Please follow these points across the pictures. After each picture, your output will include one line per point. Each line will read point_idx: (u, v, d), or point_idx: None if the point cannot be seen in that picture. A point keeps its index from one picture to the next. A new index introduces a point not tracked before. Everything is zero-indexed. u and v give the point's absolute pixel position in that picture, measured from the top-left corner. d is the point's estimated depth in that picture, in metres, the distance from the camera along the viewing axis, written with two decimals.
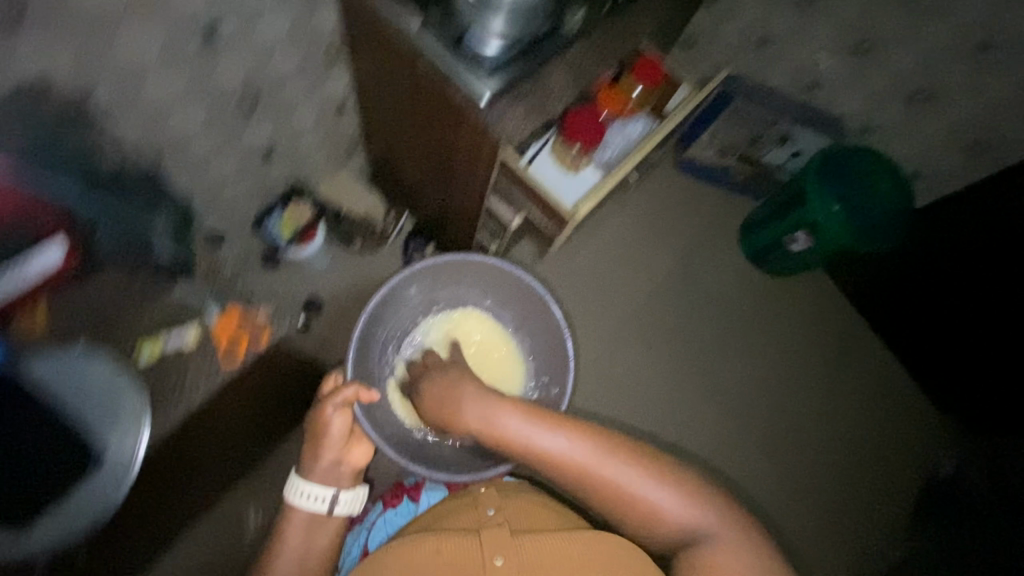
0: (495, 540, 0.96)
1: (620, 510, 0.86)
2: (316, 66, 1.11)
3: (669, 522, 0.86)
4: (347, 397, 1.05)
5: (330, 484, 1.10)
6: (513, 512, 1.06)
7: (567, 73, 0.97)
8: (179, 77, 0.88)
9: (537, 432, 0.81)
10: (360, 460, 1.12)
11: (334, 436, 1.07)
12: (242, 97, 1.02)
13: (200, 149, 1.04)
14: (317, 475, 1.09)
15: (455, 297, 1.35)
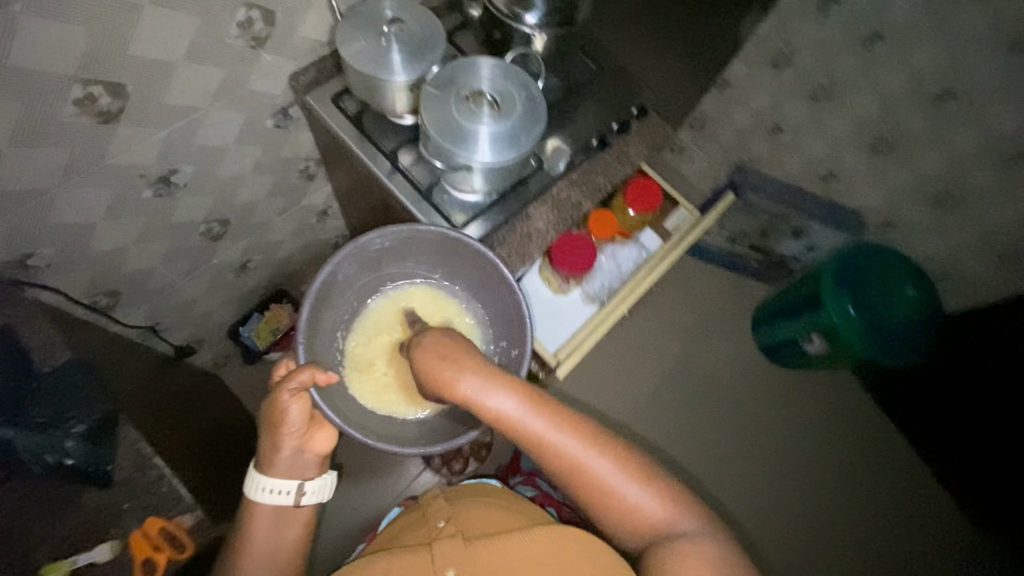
0: (449, 545, 0.73)
1: (582, 491, 0.65)
2: (292, 184, 1.05)
3: (637, 524, 0.66)
4: (300, 383, 0.68)
5: (296, 474, 0.77)
6: (467, 511, 0.82)
7: (551, 210, 0.90)
8: (135, 224, 0.83)
9: (492, 385, 0.61)
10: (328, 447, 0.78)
11: (292, 429, 0.72)
12: (209, 225, 0.97)
13: (164, 279, 0.98)
14: (281, 470, 0.76)
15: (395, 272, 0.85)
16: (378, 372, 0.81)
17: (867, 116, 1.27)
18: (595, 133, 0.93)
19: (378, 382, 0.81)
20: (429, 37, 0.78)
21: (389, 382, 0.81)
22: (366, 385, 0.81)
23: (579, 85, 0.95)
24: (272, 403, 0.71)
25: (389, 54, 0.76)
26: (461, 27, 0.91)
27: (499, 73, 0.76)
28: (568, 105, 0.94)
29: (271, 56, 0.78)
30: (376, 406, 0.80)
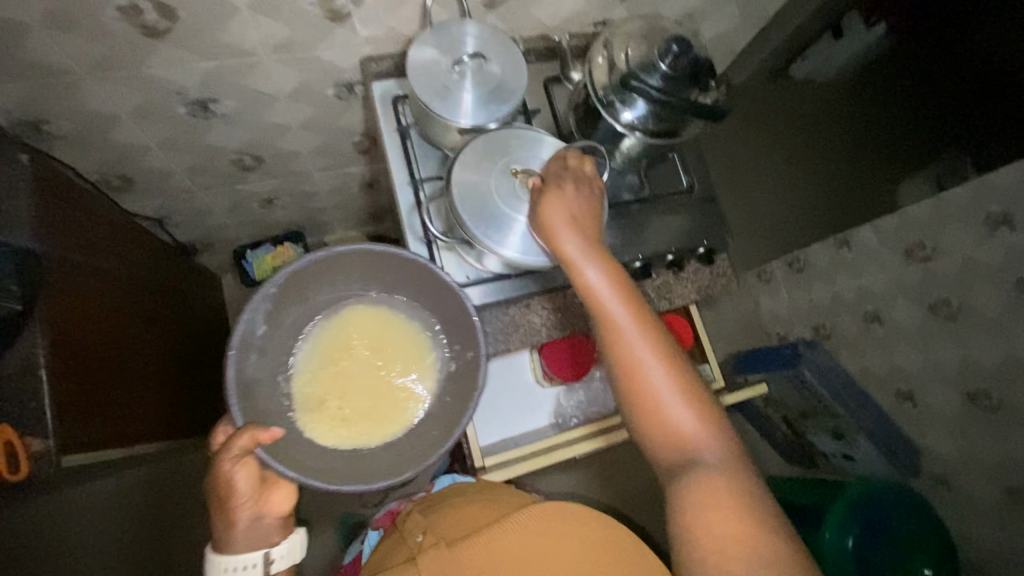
0: (433, 555, 0.67)
1: (624, 382, 0.57)
2: (340, 151, 1.01)
3: (655, 423, 0.55)
4: (241, 446, 0.63)
5: (259, 543, 0.69)
6: (443, 512, 0.76)
7: (552, 312, 0.82)
8: (161, 129, 0.82)
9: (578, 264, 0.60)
10: (290, 508, 0.70)
11: (240, 496, 0.65)
12: (241, 156, 0.94)
13: (183, 184, 0.98)
14: (242, 541, 0.67)
15: (331, 300, 0.77)
16: (329, 401, 0.75)
17: (982, 362, 1.03)
18: (642, 256, 0.81)
19: (331, 417, 0.74)
20: (507, 92, 0.69)
21: (341, 416, 0.75)
22: (315, 420, 0.74)
23: (652, 195, 0.83)
24: (217, 469, 0.65)
25: (456, 92, 0.68)
26: (559, 80, 0.82)
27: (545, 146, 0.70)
28: (633, 211, 0.83)
29: (347, 34, 0.72)
30: (336, 444, 0.73)
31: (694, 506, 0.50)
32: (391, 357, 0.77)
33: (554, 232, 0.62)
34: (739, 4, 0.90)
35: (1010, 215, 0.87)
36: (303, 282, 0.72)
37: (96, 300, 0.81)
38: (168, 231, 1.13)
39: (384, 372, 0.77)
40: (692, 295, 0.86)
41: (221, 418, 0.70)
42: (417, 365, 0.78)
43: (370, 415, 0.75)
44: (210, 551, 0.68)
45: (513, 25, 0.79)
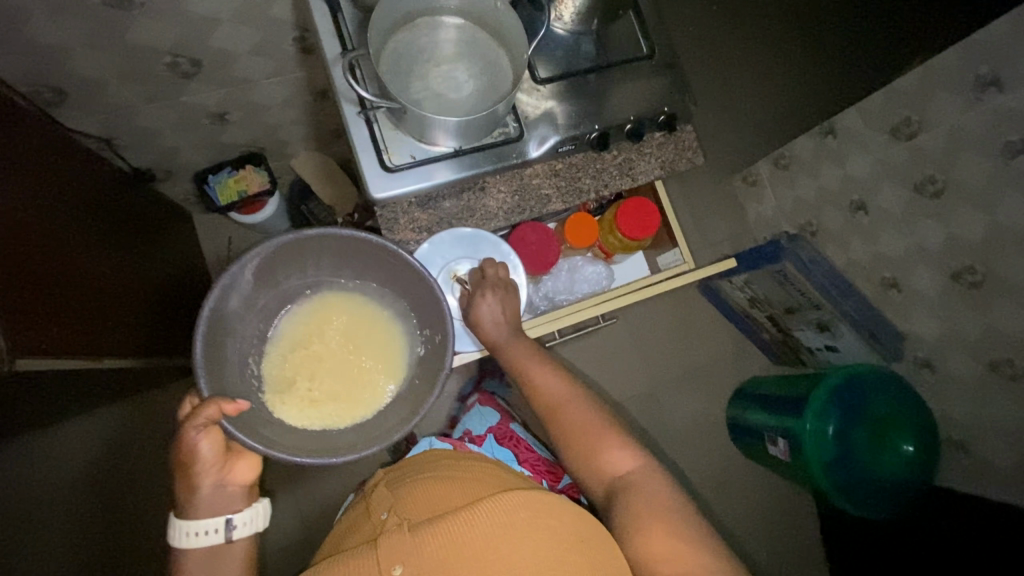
0: (396, 538, 0.58)
1: (560, 435, 0.77)
2: (284, 52, 0.95)
3: (580, 444, 0.75)
4: (209, 417, 0.65)
5: (224, 509, 0.71)
6: (410, 488, 0.68)
7: (508, 194, 0.78)
8: (78, 26, 0.76)
9: (496, 339, 0.83)
10: (252, 476, 0.73)
11: (205, 459, 0.68)
12: (176, 61, 0.89)
13: (121, 97, 0.93)
14: (202, 508, 0.70)
15: (305, 286, 0.78)
16: (301, 387, 0.75)
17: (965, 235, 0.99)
18: (599, 126, 0.76)
19: (301, 399, 0.75)
20: None
21: (314, 397, 0.75)
22: (288, 403, 0.75)
23: (609, 63, 0.78)
24: (182, 437, 0.67)
25: None
26: None
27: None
28: (591, 81, 0.78)
29: None
30: (305, 424, 0.74)
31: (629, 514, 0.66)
32: (362, 346, 0.78)
33: (488, 325, 0.83)
34: None
35: (995, 75, 0.85)
36: (276, 265, 0.73)
37: (31, 210, 0.78)
38: (122, 155, 1.09)
39: (356, 360, 0.77)
40: (654, 172, 0.82)
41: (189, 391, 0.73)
42: (386, 351, 0.78)
43: (340, 399, 0.75)
44: (173, 517, 0.71)
45: None
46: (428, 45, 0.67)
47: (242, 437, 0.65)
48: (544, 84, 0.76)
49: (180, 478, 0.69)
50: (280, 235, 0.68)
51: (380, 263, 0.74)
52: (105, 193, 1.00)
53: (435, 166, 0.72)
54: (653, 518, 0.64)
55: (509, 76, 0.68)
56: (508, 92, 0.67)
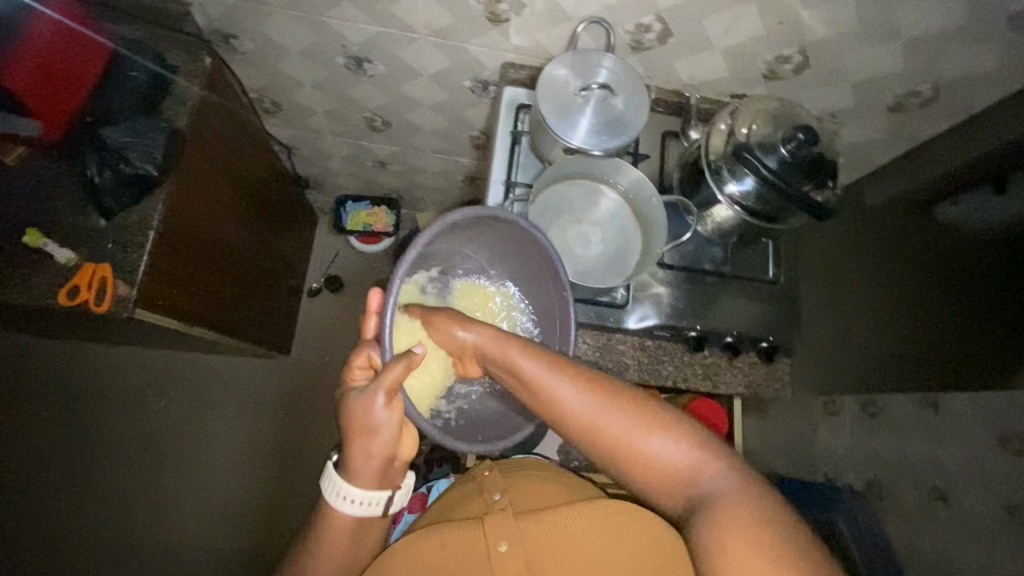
0: (499, 515, 0.61)
1: (622, 471, 0.56)
2: (457, 141, 1.08)
3: (654, 474, 0.54)
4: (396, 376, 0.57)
5: (387, 483, 0.65)
6: (524, 478, 0.69)
7: (591, 349, 0.79)
8: (317, 71, 0.92)
9: (528, 367, 0.57)
10: (411, 454, 0.66)
11: (384, 433, 0.60)
12: (371, 117, 1.04)
13: (316, 124, 1.09)
14: (367, 479, 0.63)
15: (443, 252, 0.71)
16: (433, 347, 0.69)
17: None
18: (699, 328, 0.79)
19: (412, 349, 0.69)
20: (622, 128, 0.71)
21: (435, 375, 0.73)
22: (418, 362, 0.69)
23: (733, 275, 0.81)
24: (367, 403, 0.59)
25: (576, 114, 0.70)
26: (677, 136, 0.84)
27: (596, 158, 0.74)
28: (708, 282, 0.81)
29: (501, 38, 0.79)
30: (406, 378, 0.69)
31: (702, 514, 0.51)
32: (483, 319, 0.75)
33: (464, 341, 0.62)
34: (890, 119, 0.85)
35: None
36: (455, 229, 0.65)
37: (215, 189, 0.92)
38: (293, 162, 1.26)
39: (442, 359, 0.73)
40: (738, 387, 0.82)
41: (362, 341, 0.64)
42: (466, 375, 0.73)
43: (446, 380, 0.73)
44: (335, 476, 0.63)
45: (653, 74, 0.82)
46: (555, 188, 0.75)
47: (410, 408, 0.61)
48: (664, 269, 0.80)
49: (348, 439, 0.61)
50: (491, 207, 0.62)
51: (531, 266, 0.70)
52: (267, 186, 1.14)
53: None
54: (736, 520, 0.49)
55: (637, 257, 0.74)
56: (633, 271, 0.74)
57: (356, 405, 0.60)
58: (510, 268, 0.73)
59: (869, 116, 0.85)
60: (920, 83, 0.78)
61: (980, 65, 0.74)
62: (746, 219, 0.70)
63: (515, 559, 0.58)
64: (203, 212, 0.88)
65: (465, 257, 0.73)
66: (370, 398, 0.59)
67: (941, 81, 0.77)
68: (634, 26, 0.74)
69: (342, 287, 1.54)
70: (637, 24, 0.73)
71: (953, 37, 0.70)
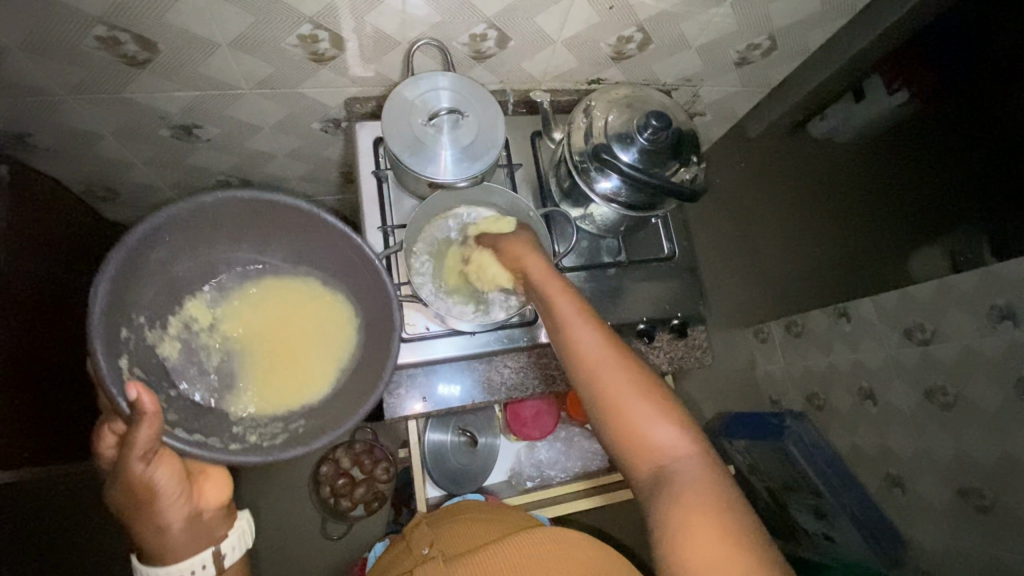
0: (430, 568, 0.59)
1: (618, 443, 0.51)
2: (327, 181, 1.02)
3: (632, 446, 0.51)
4: (146, 438, 0.43)
5: (204, 539, 0.51)
6: (452, 528, 0.67)
7: (514, 370, 0.78)
8: (146, 148, 0.82)
9: (572, 323, 0.57)
10: (223, 496, 0.53)
11: (168, 496, 0.47)
12: (228, 178, 0.95)
13: (169, 199, 0.99)
14: (175, 547, 0.49)
15: (196, 269, 0.55)
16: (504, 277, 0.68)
17: (980, 461, 0.98)
18: (612, 323, 0.79)
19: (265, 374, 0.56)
20: (490, 141, 0.68)
21: (278, 373, 0.56)
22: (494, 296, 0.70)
23: (631, 261, 0.81)
24: (122, 479, 0.44)
25: (430, 146, 0.66)
26: (543, 136, 0.82)
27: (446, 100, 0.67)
28: (610, 274, 0.81)
29: (332, 75, 0.73)
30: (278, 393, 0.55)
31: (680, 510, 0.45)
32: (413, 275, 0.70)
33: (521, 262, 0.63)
34: (739, 73, 0.87)
35: (1012, 309, 0.89)
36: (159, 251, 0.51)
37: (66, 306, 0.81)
38: None
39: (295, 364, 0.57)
40: (663, 366, 0.83)
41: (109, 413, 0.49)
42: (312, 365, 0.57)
43: (300, 368, 0.57)
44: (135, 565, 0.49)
45: (504, 78, 0.78)
46: (415, 131, 0.66)
47: (197, 448, 0.47)
48: (566, 272, 0.79)
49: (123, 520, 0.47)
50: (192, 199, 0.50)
51: (305, 240, 0.58)
52: None
53: (446, 340, 0.74)
54: (705, 518, 0.44)
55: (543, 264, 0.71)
56: None
57: (112, 486, 0.45)
58: (290, 248, 0.59)
59: (721, 74, 0.87)
60: (758, 36, 0.79)
61: (806, 10, 0.77)
62: (624, 214, 0.69)
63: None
64: (47, 341, 0.78)
65: (232, 262, 0.58)
66: (119, 471, 0.44)
67: (775, 32, 0.79)
68: (468, 38, 0.70)
69: None
70: (471, 35, 0.69)
71: None
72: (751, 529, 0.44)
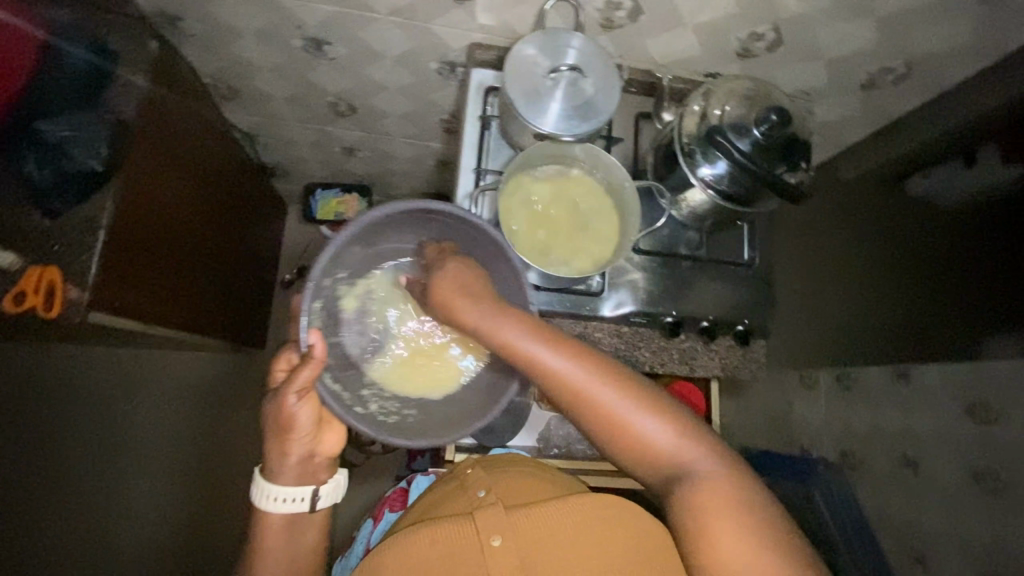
0: (490, 513, 0.60)
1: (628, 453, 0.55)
2: (426, 125, 1.05)
3: (641, 456, 0.55)
4: (304, 379, 0.57)
5: (310, 477, 0.65)
6: (508, 475, 0.69)
7: (568, 338, 0.79)
8: (273, 53, 0.87)
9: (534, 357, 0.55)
10: (338, 449, 0.66)
11: (300, 432, 0.61)
12: (336, 102, 1.00)
13: (278, 111, 1.05)
14: (289, 474, 0.63)
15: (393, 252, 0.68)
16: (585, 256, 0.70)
17: None
18: (676, 313, 0.79)
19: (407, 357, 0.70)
20: (603, 106, 0.69)
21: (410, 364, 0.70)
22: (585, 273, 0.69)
23: (707, 258, 0.81)
24: (281, 403, 0.60)
25: (545, 99, 0.68)
26: (650, 118, 0.82)
27: (574, 59, 0.69)
28: (683, 267, 0.80)
29: (465, 18, 0.75)
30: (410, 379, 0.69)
31: (696, 510, 0.51)
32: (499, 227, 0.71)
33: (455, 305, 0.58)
34: (862, 96, 0.84)
35: None
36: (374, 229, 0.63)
37: (173, 179, 0.87)
38: (254, 149, 1.20)
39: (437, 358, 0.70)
40: (714, 370, 0.82)
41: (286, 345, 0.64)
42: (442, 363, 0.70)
43: (427, 371, 0.70)
44: (259, 477, 0.64)
45: (625, 53, 0.79)
46: (536, 83, 0.68)
47: (332, 399, 0.59)
48: (639, 254, 0.79)
49: (267, 437, 0.62)
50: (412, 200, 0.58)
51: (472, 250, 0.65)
52: (230, 183, 1.10)
53: None
54: (733, 519, 0.50)
55: (633, 232, 0.70)
56: (629, 242, 0.69)
57: (272, 403, 0.61)
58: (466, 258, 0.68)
59: (841, 94, 0.84)
60: (892, 60, 0.77)
61: (950, 41, 0.74)
62: (719, 203, 0.69)
63: (509, 553, 0.56)
64: (163, 209, 0.85)
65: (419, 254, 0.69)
66: (280, 398, 0.60)
67: (912, 58, 0.77)
68: (603, 4, 0.71)
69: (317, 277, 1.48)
70: (607, 1, 0.70)
71: (923, 13, 0.70)
72: (760, 522, 0.49)
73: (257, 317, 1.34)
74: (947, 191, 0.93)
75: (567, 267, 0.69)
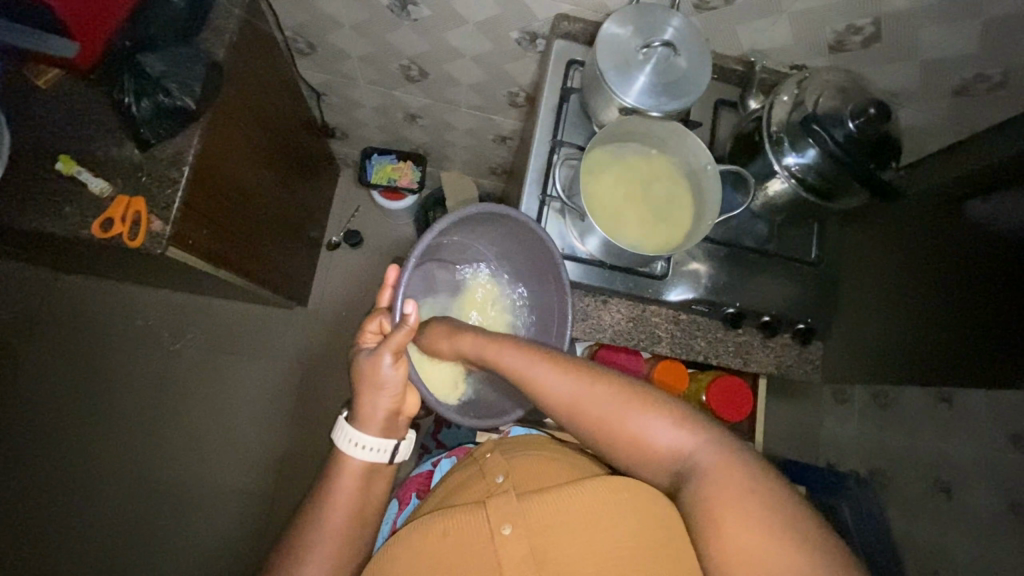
0: (503, 500, 0.61)
1: (629, 459, 0.58)
2: (495, 98, 1.05)
3: (645, 456, 0.57)
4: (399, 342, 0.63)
5: (391, 433, 0.70)
6: (524, 458, 0.70)
7: (625, 319, 0.79)
8: (357, 10, 0.88)
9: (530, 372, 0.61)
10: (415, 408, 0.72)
11: (389, 388, 0.66)
12: (409, 66, 1.01)
13: (351, 71, 1.06)
14: (375, 425, 0.68)
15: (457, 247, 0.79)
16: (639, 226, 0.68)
17: None
18: (737, 305, 0.78)
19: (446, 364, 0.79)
20: (692, 85, 0.68)
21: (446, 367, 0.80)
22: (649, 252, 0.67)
23: (774, 252, 0.80)
24: (377, 361, 0.65)
25: (634, 70, 0.68)
26: (733, 106, 0.81)
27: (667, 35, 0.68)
28: (749, 258, 0.80)
29: None
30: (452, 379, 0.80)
31: (702, 501, 0.50)
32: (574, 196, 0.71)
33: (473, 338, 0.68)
34: (952, 103, 0.81)
35: None
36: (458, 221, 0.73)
37: (252, 125, 0.89)
38: (320, 109, 1.22)
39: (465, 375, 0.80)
40: (769, 366, 0.82)
41: (379, 311, 0.69)
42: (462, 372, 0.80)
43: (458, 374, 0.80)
44: (345, 423, 0.70)
45: (714, 37, 0.78)
46: (628, 55, 0.68)
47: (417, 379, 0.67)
48: (706, 242, 0.79)
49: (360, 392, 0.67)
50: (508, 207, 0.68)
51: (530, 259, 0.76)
52: (296, 138, 1.11)
53: (576, 264, 0.76)
54: (740, 507, 0.49)
55: (714, 209, 0.69)
56: (711, 221, 0.68)
57: (367, 363, 0.66)
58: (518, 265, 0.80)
59: (928, 101, 0.82)
60: (990, 68, 0.75)
61: None
62: (801, 194, 0.68)
63: (520, 541, 0.58)
64: (240, 153, 0.87)
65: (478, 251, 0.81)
66: (377, 357, 0.65)
67: (1012, 69, 0.74)
68: None
69: (363, 242, 1.50)
70: None
71: None
72: (774, 512, 0.48)
73: (303, 274, 1.36)
74: (999, 217, 0.71)
75: (638, 243, 0.67)
